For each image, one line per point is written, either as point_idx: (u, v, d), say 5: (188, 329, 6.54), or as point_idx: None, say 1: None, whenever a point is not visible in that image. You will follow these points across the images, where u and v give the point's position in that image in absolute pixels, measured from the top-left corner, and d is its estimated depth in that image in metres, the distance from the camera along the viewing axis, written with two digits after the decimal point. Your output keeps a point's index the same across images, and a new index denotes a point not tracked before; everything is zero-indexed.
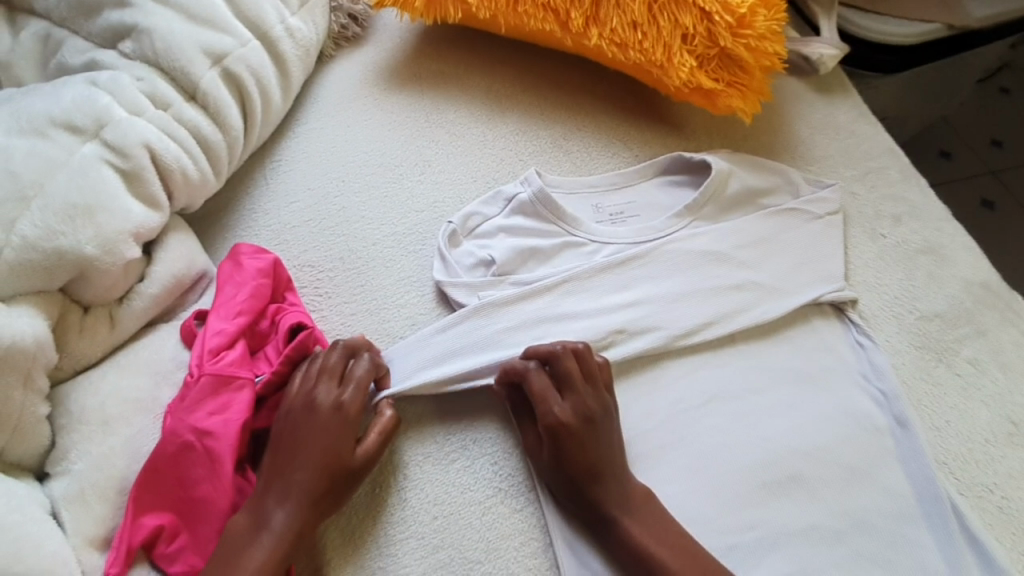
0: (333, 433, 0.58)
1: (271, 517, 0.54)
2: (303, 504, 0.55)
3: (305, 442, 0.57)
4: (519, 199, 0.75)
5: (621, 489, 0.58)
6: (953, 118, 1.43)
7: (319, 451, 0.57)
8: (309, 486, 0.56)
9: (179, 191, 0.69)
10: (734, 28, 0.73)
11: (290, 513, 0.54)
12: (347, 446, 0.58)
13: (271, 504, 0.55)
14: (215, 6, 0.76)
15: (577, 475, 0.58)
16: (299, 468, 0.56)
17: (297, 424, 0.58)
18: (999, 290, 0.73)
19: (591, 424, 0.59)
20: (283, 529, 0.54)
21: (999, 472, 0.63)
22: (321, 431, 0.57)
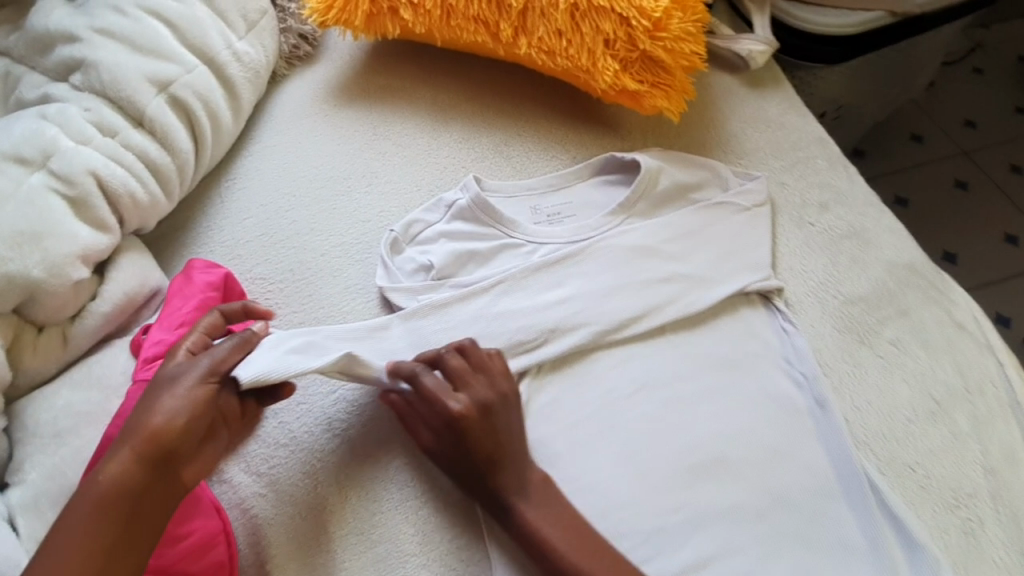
0: (184, 378, 0.58)
1: (105, 469, 0.54)
2: (138, 454, 0.54)
3: (154, 387, 0.58)
4: (458, 205, 0.79)
5: (521, 475, 0.60)
6: (923, 101, 1.44)
7: (160, 391, 0.57)
8: (145, 434, 0.55)
9: (128, 213, 0.73)
10: (652, 31, 0.76)
11: (122, 462, 0.54)
12: (197, 381, 0.58)
13: (109, 456, 0.54)
14: (162, 37, 0.81)
15: (483, 468, 0.60)
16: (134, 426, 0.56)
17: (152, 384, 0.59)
18: (926, 271, 0.74)
19: (489, 414, 0.61)
20: (116, 480, 0.53)
21: (919, 448, 0.64)
22: (168, 383, 0.58)
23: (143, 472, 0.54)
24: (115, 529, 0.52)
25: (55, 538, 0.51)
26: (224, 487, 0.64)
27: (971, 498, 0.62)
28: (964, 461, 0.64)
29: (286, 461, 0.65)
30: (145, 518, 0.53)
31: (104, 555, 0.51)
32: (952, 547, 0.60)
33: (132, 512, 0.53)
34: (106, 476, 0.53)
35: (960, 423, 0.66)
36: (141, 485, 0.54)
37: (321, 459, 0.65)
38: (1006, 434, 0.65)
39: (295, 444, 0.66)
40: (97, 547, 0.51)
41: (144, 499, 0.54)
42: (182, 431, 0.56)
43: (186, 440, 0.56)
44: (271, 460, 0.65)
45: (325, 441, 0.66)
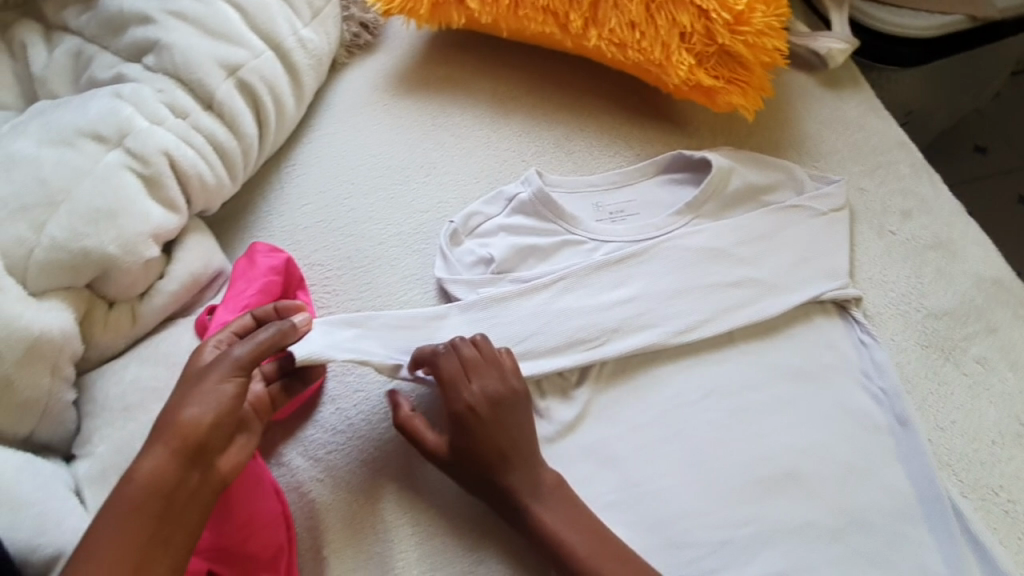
0: (214, 369, 0.57)
1: (137, 468, 0.52)
2: (169, 451, 0.53)
3: (180, 383, 0.57)
4: (519, 199, 0.77)
5: (531, 479, 0.58)
6: (989, 111, 1.37)
7: (182, 388, 0.57)
8: (176, 432, 0.54)
9: (196, 194, 0.74)
10: (732, 25, 0.74)
11: (153, 461, 0.53)
12: (227, 371, 0.57)
13: (142, 455, 0.53)
14: (232, 22, 0.81)
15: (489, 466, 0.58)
16: (161, 422, 0.55)
17: (184, 376, 0.58)
18: (1014, 287, 0.70)
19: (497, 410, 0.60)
20: (149, 475, 0.52)
21: (1006, 474, 0.60)
22: (197, 375, 0.57)
23: (175, 471, 0.53)
24: (149, 525, 0.51)
25: (88, 541, 0.50)
26: (282, 470, 0.64)
27: None
28: None
29: (343, 448, 0.65)
30: (176, 518, 0.52)
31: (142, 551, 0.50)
32: None
33: (165, 511, 0.52)
34: (138, 474, 0.52)
35: None
36: (174, 482, 0.53)
37: (378, 447, 0.65)
38: None
39: (352, 432, 0.66)
40: (129, 549, 0.50)
41: (176, 497, 0.52)
42: (207, 425, 0.55)
43: (212, 434, 0.55)
44: (327, 446, 0.65)
45: (383, 429, 0.66)
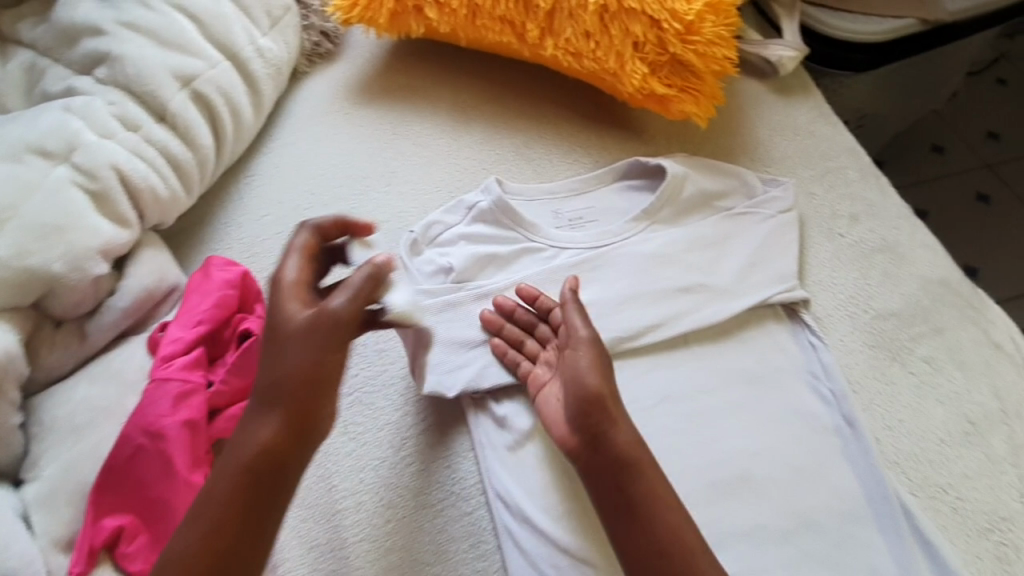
0: (327, 325, 0.51)
1: (250, 435, 0.50)
2: (285, 419, 0.50)
3: (279, 337, 0.52)
4: (479, 207, 0.77)
5: (613, 444, 0.55)
6: (946, 112, 1.41)
7: (315, 348, 0.51)
8: (290, 396, 0.50)
9: (149, 208, 0.73)
10: (683, 35, 0.75)
11: (262, 428, 0.50)
12: (340, 326, 0.52)
13: (249, 421, 0.51)
14: (187, 32, 0.80)
15: (588, 424, 0.56)
16: (279, 380, 0.51)
17: (277, 328, 0.52)
18: (960, 287, 0.72)
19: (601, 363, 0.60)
20: (263, 445, 0.50)
21: (953, 473, 0.62)
22: (298, 330, 0.51)
23: (283, 440, 0.50)
24: (259, 494, 0.49)
25: (202, 508, 0.49)
26: None
27: (1006, 523, 0.59)
28: (1000, 486, 0.61)
29: None
30: (287, 486, 0.50)
31: (251, 522, 0.49)
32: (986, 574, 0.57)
33: (275, 480, 0.50)
34: (254, 442, 0.50)
35: (996, 445, 0.63)
36: (288, 452, 0.50)
37: (335, 462, 0.65)
38: None
39: None
40: (241, 520, 0.48)
41: (289, 468, 0.50)
42: (321, 387, 0.51)
43: (324, 397, 0.51)
44: None
45: (342, 443, 0.66)
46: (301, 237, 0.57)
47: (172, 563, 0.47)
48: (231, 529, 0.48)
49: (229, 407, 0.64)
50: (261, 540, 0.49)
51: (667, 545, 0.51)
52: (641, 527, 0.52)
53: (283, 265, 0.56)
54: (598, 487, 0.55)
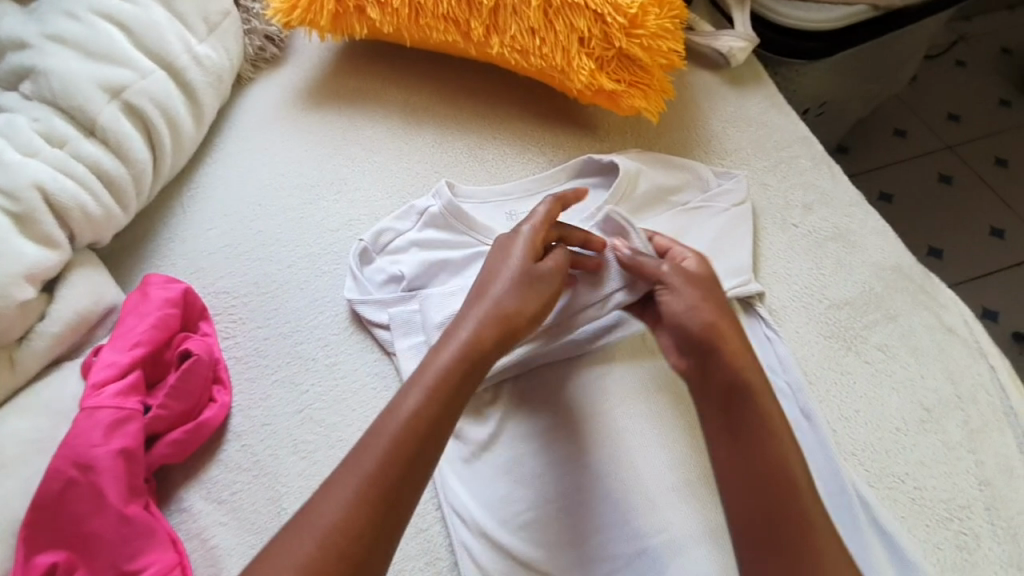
0: (514, 266, 0.59)
1: (399, 409, 0.51)
2: (486, 320, 0.56)
3: (480, 293, 0.58)
4: (431, 212, 0.75)
5: (721, 379, 0.57)
6: (906, 96, 1.42)
7: (510, 305, 0.57)
8: (490, 307, 0.57)
9: (81, 228, 0.70)
10: (628, 29, 0.75)
11: (418, 399, 0.51)
12: (515, 269, 0.59)
13: (405, 397, 0.52)
14: (118, 42, 0.77)
15: (698, 343, 0.59)
16: (484, 303, 0.57)
17: (488, 270, 0.60)
18: (913, 273, 0.72)
19: (718, 303, 0.61)
20: (468, 342, 0.55)
21: (910, 461, 0.61)
22: (515, 265, 0.59)
23: (432, 414, 0.51)
24: (458, 392, 0.53)
25: (335, 485, 0.48)
26: (184, 516, 0.61)
27: (965, 510, 0.59)
28: (958, 473, 0.60)
29: (250, 487, 0.62)
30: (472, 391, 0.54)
31: (438, 418, 0.51)
32: (945, 564, 0.56)
33: (408, 460, 0.49)
34: (453, 343, 0.55)
35: (951, 431, 0.63)
36: (489, 353, 0.55)
37: (285, 484, 0.62)
38: (1001, 444, 0.62)
39: (259, 469, 0.63)
40: (374, 500, 0.47)
41: (478, 371, 0.55)
42: (524, 311, 0.57)
43: (526, 313, 0.58)
44: (233, 486, 0.62)
45: (292, 463, 0.63)
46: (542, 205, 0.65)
47: (349, 481, 0.48)
48: (419, 419, 0.50)
49: (170, 432, 0.61)
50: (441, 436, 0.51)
51: (765, 467, 0.53)
52: (751, 478, 0.53)
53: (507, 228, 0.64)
54: (721, 423, 0.56)
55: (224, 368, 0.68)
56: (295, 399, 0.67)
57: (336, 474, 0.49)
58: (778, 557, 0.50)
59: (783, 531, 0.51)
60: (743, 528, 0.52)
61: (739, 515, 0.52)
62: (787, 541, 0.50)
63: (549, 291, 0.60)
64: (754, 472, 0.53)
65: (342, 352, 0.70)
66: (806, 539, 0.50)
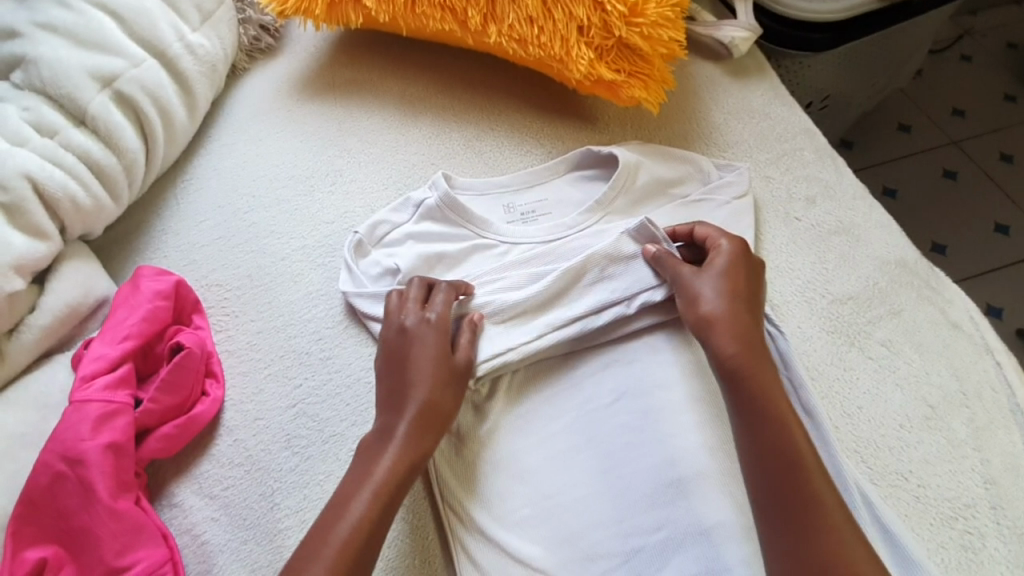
0: (429, 358, 0.59)
1: (345, 517, 0.52)
2: (412, 421, 0.56)
3: (401, 393, 0.58)
4: (427, 204, 0.74)
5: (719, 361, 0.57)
6: (911, 90, 1.40)
7: (435, 403, 0.58)
8: (414, 406, 0.57)
9: (71, 219, 0.69)
10: (628, 17, 0.73)
11: (363, 507, 0.52)
12: (432, 360, 0.59)
13: (347, 504, 0.52)
14: (109, 30, 0.76)
15: (696, 325, 0.60)
16: (413, 397, 0.57)
17: (399, 365, 0.60)
18: (918, 268, 0.71)
19: (736, 296, 0.60)
20: (398, 444, 0.55)
21: (914, 459, 0.60)
22: (425, 355, 0.60)
23: (378, 518, 0.52)
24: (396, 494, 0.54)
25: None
26: (175, 512, 0.60)
27: (969, 509, 0.58)
28: (962, 471, 0.59)
29: (241, 482, 0.61)
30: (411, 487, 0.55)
31: (380, 519, 0.52)
32: (950, 563, 0.55)
33: (360, 566, 0.50)
34: (386, 448, 0.55)
35: (956, 429, 0.61)
36: (425, 448, 0.56)
37: (278, 479, 0.61)
38: (1007, 442, 0.61)
39: (251, 464, 0.62)
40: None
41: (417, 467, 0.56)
42: (448, 403, 0.58)
43: (450, 406, 0.58)
44: (225, 482, 0.62)
45: (284, 458, 0.62)
46: (441, 290, 0.64)
47: None
48: (366, 524, 0.52)
49: (161, 427, 0.60)
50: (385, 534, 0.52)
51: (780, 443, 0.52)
52: (758, 448, 0.53)
53: (409, 314, 0.63)
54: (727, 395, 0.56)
55: (217, 362, 0.67)
56: (289, 394, 0.66)
57: None
58: (795, 531, 0.49)
59: (802, 503, 0.50)
60: (760, 501, 0.51)
61: (756, 489, 0.52)
62: (801, 514, 0.49)
63: (464, 379, 0.60)
64: (764, 443, 0.53)
65: (337, 345, 0.69)
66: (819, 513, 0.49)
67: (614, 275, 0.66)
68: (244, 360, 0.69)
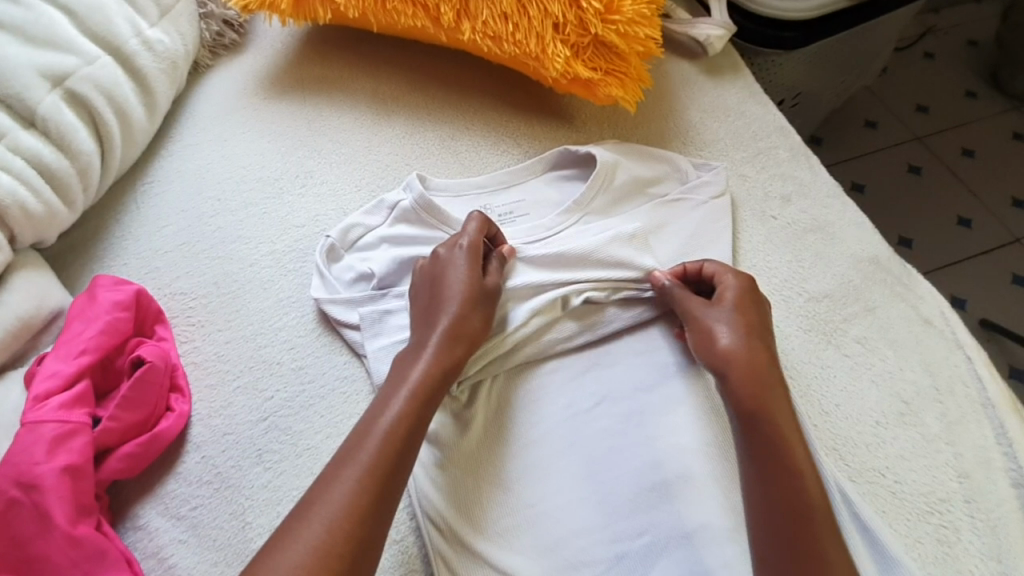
0: (460, 276, 0.61)
1: (379, 419, 0.53)
2: (445, 334, 0.58)
3: (434, 310, 0.60)
4: (401, 206, 0.72)
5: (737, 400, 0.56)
6: (878, 87, 1.43)
7: (466, 318, 0.59)
8: (447, 320, 0.59)
9: (21, 227, 0.65)
10: (604, 14, 0.72)
11: (398, 409, 0.53)
12: (462, 277, 0.61)
13: (382, 406, 0.54)
14: (58, 25, 0.71)
15: (714, 364, 0.59)
16: (444, 312, 0.59)
17: (433, 286, 0.62)
18: (890, 265, 0.72)
19: (753, 337, 0.59)
20: (430, 356, 0.57)
21: (889, 455, 0.61)
22: (456, 274, 0.61)
23: (414, 422, 0.53)
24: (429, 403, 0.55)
25: (338, 480, 0.49)
26: (140, 534, 0.57)
27: (944, 503, 0.59)
28: (937, 466, 0.61)
29: (209, 501, 0.59)
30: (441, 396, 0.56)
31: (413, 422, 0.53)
32: (926, 558, 0.56)
33: (396, 466, 0.50)
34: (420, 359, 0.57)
35: (930, 424, 0.63)
36: (454, 361, 0.58)
37: (249, 497, 0.59)
38: (978, 436, 0.63)
39: (220, 482, 0.60)
40: (373, 495, 0.48)
41: (448, 377, 0.57)
42: (477, 318, 0.60)
43: (480, 323, 0.60)
44: (193, 501, 0.59)
45: (256, 475, 0.60)
46: (473, 222, 0.66)
47: (337, 491, 0.48)
48: (401, 425, 0.52)
49: (124, 446, 0.57)
50: (417, 437, 0.53)
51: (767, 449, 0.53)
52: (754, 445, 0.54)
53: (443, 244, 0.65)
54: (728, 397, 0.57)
55: (182, 376, 0.64)
56: (259, 406, 0.63)
57: (322, 482, 0.49)
58: None
59: None
60: (754, 512, 0.51)
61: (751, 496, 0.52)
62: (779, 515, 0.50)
63: (492, 304, 0.62)
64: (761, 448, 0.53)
65: (309, 355, 0.66)
66: (811, 513, 0.50)
67: (598, 272, 0.66)
68: (211, 372, 0.66)
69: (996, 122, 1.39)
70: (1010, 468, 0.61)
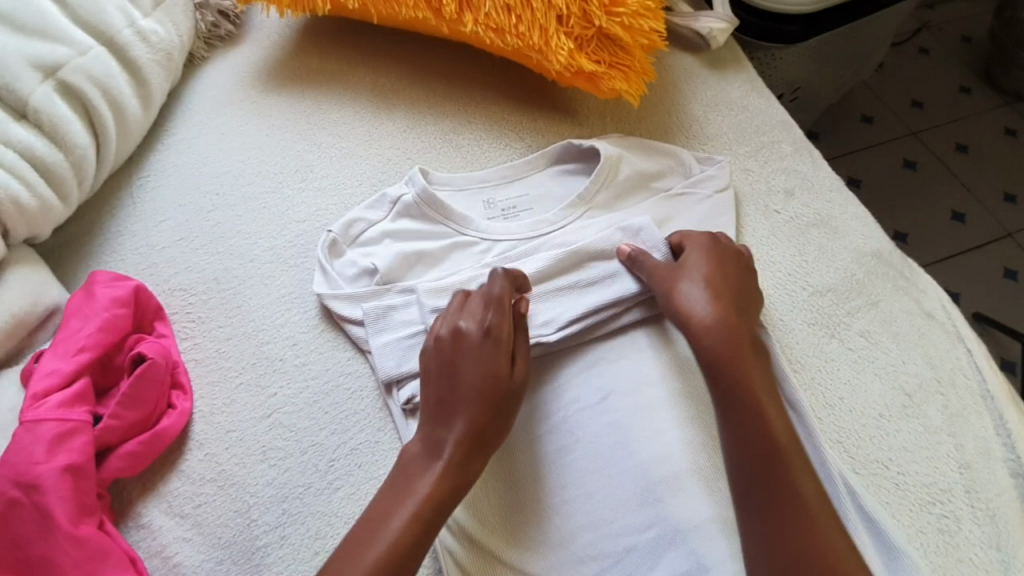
0: (475, 369, 0.55)
1: (381, 533, 0.49)
2: (463, 441, 0.53)
3: (449, 405, 0.54)
4: (404, 201, 0.71)
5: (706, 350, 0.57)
6: (875, 83, 1.44)
7: (482, 423, 0.54)
8: (467, 424, 0.53)
9: (15, 222, 0.64)
10: (608, 7, 0.72)
11: (402, 522, 0.50)
12: (479, 373, 0.55)
13: (382, 516, 0.50)
14: (48, 14, 0.69)
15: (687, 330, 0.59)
16: (459, 410, 0.54)
17: (446, 370, 0.56)
18: (892, 259, 0.73)
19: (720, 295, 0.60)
20: (446, 461, 0.53)
21: (893, 447, 0.61)
22: (472, 367, 0.55)
23: (419, 537, 0.50)
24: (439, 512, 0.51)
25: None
26: (144, 533, 0.57)
27: (945, 493, 0.59)
28: (938, 457, 0.61)
29: (214, 499, 0.58)
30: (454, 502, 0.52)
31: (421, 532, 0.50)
32: (928, 547, 0.57)
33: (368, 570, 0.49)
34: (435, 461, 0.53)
35: (932, 416, 0.63)
36: (469, 467, 0.53)
37: (253, 494, 0.58)
38: (978, 427, 0.63)
39: (224, 479, 0.59)
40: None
41: (462, 482, 0.53)
42: (494, 420, 0.54)
43: (498, 429, 0.55)
44: (197, 499, 0.58)
45: (260, 472, 0.59)
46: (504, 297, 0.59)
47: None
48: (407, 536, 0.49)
49: (126, 445, 0.57)
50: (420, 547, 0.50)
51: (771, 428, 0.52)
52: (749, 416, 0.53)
53: (462, 319, 0.57)
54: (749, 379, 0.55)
55: (184, 374, 0.63)
56: (262, 403, 0.63)
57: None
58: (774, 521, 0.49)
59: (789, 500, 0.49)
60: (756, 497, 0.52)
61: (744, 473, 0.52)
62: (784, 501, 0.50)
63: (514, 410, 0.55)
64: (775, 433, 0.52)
65: (313, 351, 0.66)
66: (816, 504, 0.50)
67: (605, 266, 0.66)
68: (213, 368, 0.65)
69: (989, 118, 1.40)
70: (1008, 459, 0.62)
